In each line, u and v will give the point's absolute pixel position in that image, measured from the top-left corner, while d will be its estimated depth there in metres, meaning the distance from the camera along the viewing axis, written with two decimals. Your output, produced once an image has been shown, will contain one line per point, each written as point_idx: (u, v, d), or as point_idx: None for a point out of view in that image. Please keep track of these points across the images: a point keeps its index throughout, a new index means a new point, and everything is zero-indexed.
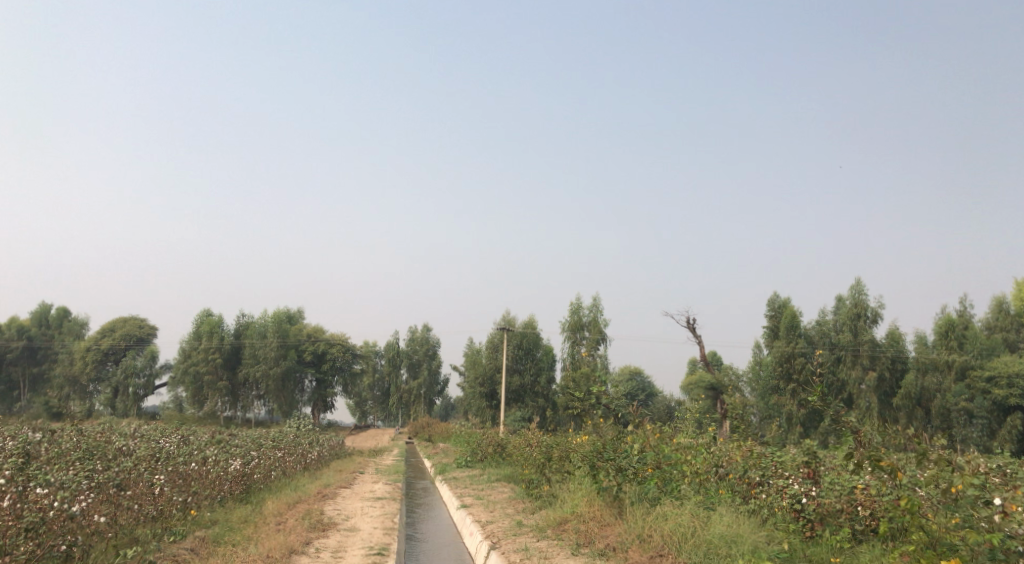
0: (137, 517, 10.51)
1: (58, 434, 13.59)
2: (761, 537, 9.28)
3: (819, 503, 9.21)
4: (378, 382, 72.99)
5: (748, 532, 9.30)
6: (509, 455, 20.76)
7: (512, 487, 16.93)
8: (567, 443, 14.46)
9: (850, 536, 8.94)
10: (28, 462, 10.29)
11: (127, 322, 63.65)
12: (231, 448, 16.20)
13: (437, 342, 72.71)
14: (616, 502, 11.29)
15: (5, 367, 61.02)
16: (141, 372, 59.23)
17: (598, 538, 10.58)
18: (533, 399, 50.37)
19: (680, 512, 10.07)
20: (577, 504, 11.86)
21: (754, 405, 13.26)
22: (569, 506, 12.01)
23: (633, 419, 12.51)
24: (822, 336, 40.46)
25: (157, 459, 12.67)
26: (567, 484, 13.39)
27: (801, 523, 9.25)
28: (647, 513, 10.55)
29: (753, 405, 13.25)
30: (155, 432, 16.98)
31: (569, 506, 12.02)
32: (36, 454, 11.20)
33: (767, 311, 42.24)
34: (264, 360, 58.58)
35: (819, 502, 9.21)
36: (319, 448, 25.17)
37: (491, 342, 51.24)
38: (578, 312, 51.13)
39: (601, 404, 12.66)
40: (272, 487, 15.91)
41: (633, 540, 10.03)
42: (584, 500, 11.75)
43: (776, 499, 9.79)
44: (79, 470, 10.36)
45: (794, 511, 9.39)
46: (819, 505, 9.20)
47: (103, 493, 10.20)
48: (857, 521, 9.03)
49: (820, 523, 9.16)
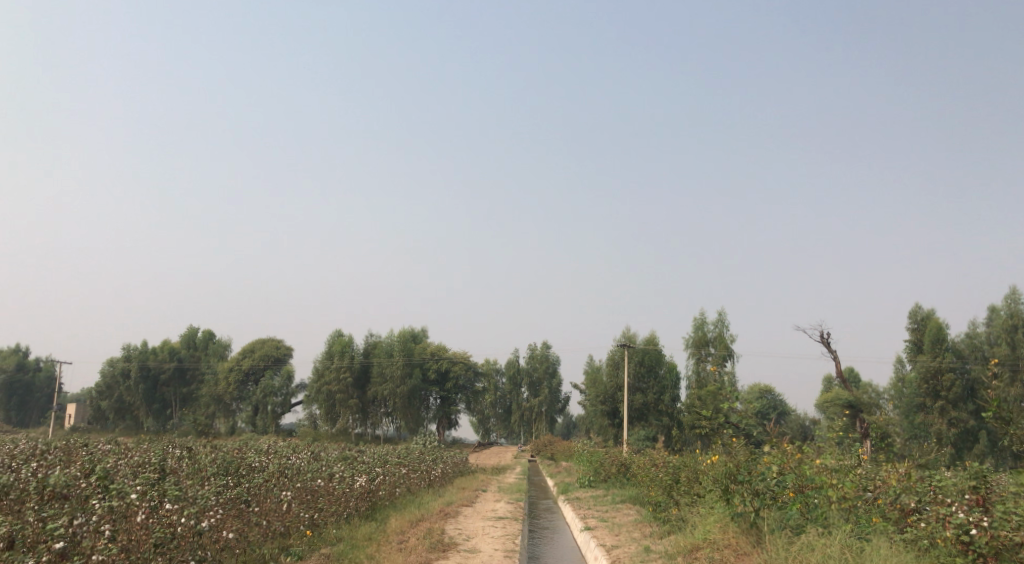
0: (266, 533, 10.82)
1: (197, 450, 14.31)
2: None
3: (994, 535, 8.36)
4: (500, 400, 73.55)
5: None
6: (633, 476, 20.28)
7: (638, 508, 16.48)
8: (697, 464, 13.89)
9: None
10: (165, 478, 10.82)
11: (265, 344, 66.73)
12: (358, 464, 16.61)
13: (558, 360, 72.66)
14: (754, 531, 10.88)
15: (160, 388, 65.39)
16: (279, 391, 62.06)
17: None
18: (658, 418, 49.35)
19: (829, 544, 9.58)
20: (710, 529, 11.49)
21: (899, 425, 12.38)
22: (702, 532, 11.59)
23: (770, 435, 11.71)
24: (972, 350, 37.67)
25: (286, 475, 13.09)
26: (697, 508, 12.83)
27: (970, 558, 8.50)
28: (791, 543, 10.07)
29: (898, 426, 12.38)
30: (287, 448, 17.64)
31: (701, 532, 11.62)
32: (175, 470, 11.79)
33: (909, 323, 39.78)
34: (391, 379, 60.17)
35: (993, 535, 8.36)
36: (443, 465, 25.50)
37: (612, 359, 50.64)
38: (703, 328, 49.81)
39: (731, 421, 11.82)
40: (397, 503, 16.16)
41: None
42: (717, 526, 11.39)
43: (938, 530, 8.98)
44: (211, 486, 10.77)
45: (962, 543, 8.61)
46: (993, 538, 8.35)
47: (234, 508, 10.57)
48: None
49: (995, 558, 8.33)
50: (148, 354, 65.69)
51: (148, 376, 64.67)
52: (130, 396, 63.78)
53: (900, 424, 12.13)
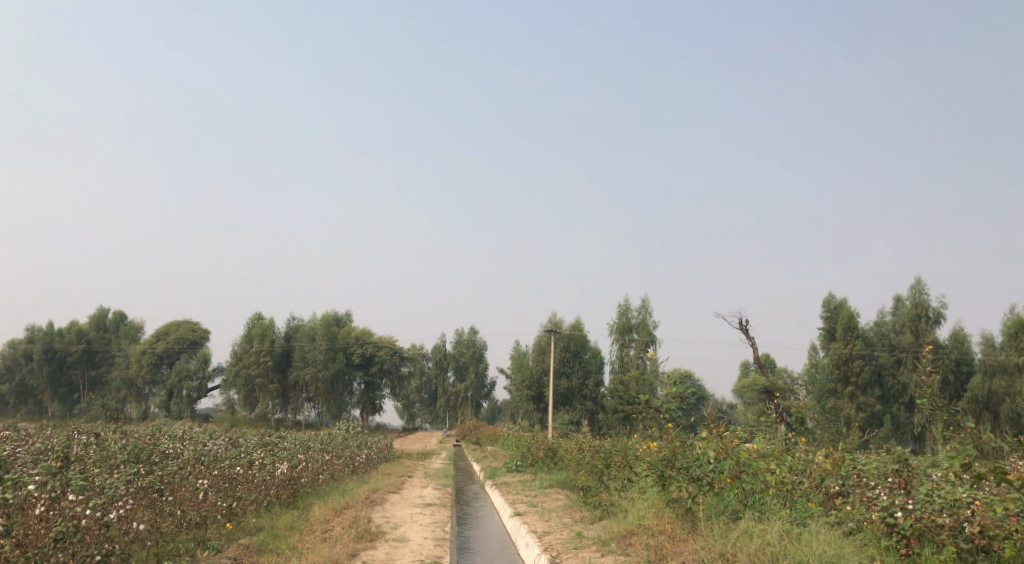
0: (180, 522, 10.38)
1: (106, 436, 13.63)
2: (856, 554, 8.74)
3: (918, 517, 8.63)
4: (425, 385, 73.12)
5: (850, 552, 8.71)
6: (561, 460, 20.34)
7: (566, 493, 16.58)
8: (628, 450, 14.01)
9: (954, 555, 8.25)
10: (70, 466, 10.27)
11: (180, 326, 64.63)
12: (279, 451, 16.18)
13: (484, 345, 72.67)
14: (688, 515, 10.75)
15: (66, 371, 62.70)
16: (195, 375, 60.26)
17: (672, 555, 10.00)
18: (582, 402, 49.91)
19: (768, 530, 9.50)
20: (643, 515, 11.39)
21: (818, 410, 12.68)
22: (636, 518, 11.50)
23: (703, 421, 11.88)
24: (880, 337, 39.31)
25: (202, 462, 12.61)
26: (630, 493, 12.93)
27: (895, 539, 8.75)
28: (727, 529, 9.97)
29: (817, 411, 12.68)
30: (203, 433, 17.06)
31: (635, 518, 11.53)
32: (81, 458, 11.22)
33: (823, 312, 41.18)
34: (313, 363, 59.10)
35: (917, 518, 8.62)
36: (367, 451, 25.11)
37: (538, 344, 50.88)
38: (627, 314, 50.49)
39: (670, 408, 11.99)
40: (319, 491, 15.78)
41: (714, 557, 9.40)
42: (651, 512, 11.26)
43: (865, 513, 9.32)
44: (121, 475, 10.24)
45: (887, 526, 8.86)
46: (917, 520, 8.62)
47: (146, 499, 10.11)
48: (962, 539, 8.30)
49: (917, 540, 8.62)
50: (54, 336, 62.92)
51: (54, 358, 61.94)
52: (33, 379, 60.94)
53: (819, 412, 12.53)
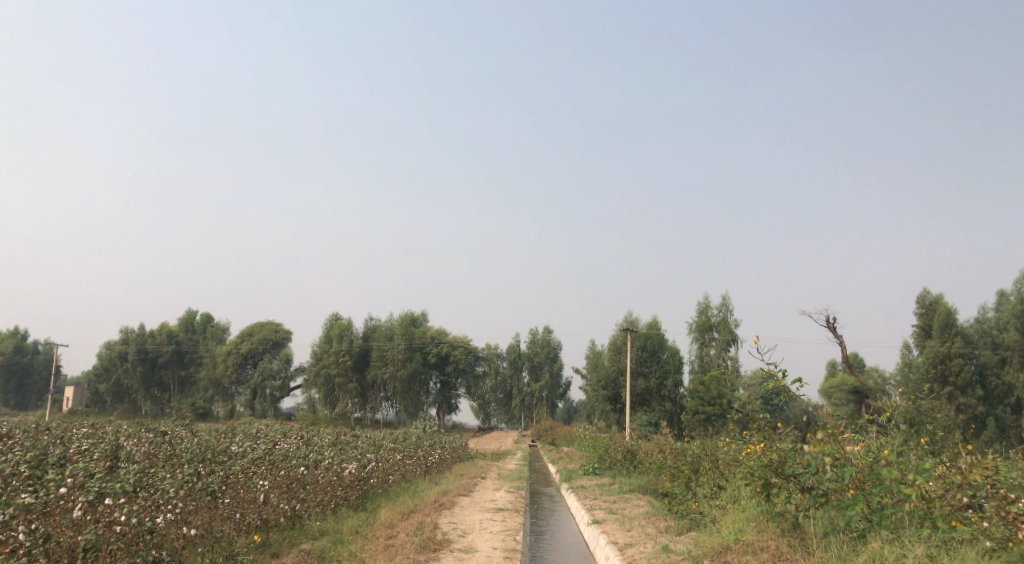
0: (240, 526, 10.30)
1: (176, 435, 13.73)
2: None
3: None
4: (501, 385, 73.00)
5: None
6: (641, 463, 19.64)
7: (648, 500, 15.93)
8: (720, 459, 13.26)
9: None
10: (129, 466, 10.36)
11: (263, 327, 66.25)
12: (349, 451, 16.06)
13: (559, 345, 72.21)
14: (796, 532, 10.14)
15: (157, 370, 64.98)
16: (277, 374, 61.67)
17: None
18: (660, 403, 48.86)
19: (907, 554, 8.75)
20: (742, 530, 10.73)
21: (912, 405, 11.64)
22: (733, 532, 10.84)
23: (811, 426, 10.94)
24: (981, 335, 37.22)
25: (267, 460, 12.52)
26: (722, 502, 12.25)
27: None
28: (852, 552, 9.22)
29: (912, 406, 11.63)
30: (277, 432, 17.07)
31: (732, 532, 10.84)
32: (148, 457, 11.34)
33: (917, 309, 39.29)
34: (391, 362, 59.68)
35: None
36: (441, 451, 24.98)
37: (614, 343, 50.11)
38: (706, 312, 49.21)
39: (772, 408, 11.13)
40: (390, 492, 15.63)
41: None
42: (753, 525, 10.60)
43: (1006, 530, 8.58)
44: (178, 477, 10.25)
45: None
46: None
47: (202, 501, 10.07)
48: None
49: None
50: (146, 337, 65.31)
51: (146, 359, 64.24)
52: (128, 378, 63.33)
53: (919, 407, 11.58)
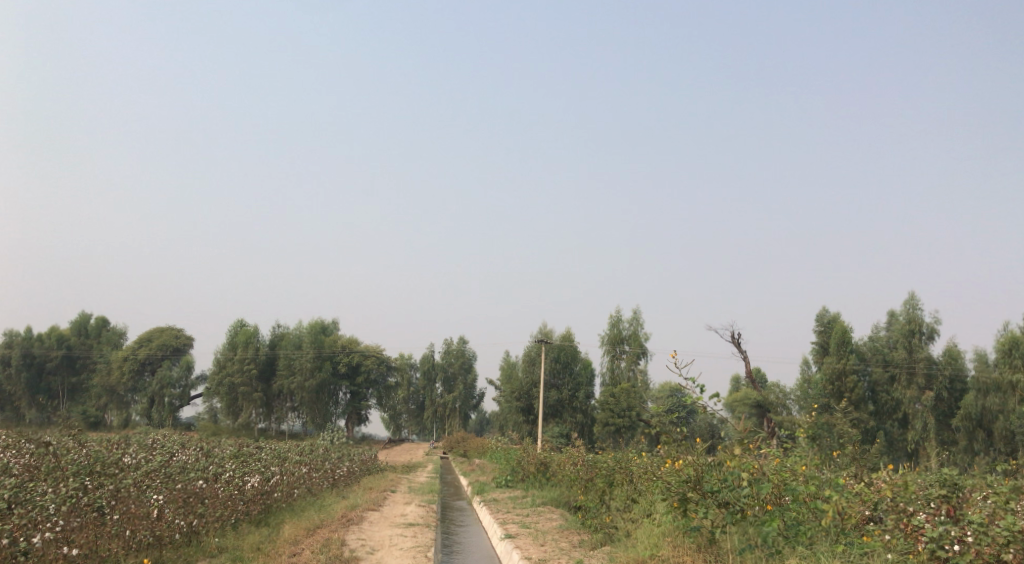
0: (128, 544, 9.75)
1: (61, 446, 12.93)
2: None
3: (976, 553, 8.25)
4: (412, 395, 72.21)
5: None
6: (554, 475, 19.63)
7: (562, 513, 15.91)
8: (634, 472, 13.36)
9: None
10: (6, 480, 9.67)
11: (163, 332, 63.71)
12: (252, 462, 15.47)
13: (472, 356, 72.06)
14: (712, 547, 10.13)
15: (46, 377, 61.59)
16: (177, 382, 59.36)
17: None
18: (571, 415, 49.24)
19: None
20: (657, 545, 10.77)
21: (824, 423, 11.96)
22: (648, 546, 10.88)
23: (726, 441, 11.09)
24: (874, 352, 39.02)
25: (162, 473, 11.93)
26: (635, 515, 12.40)
27: None
28: None
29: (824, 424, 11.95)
30: (175, 442, 16.32)
31: (648, 547, 10.87)
32: (28, 470, 10.61)
33: (816, 326, 40.88)
34: (299, 372, 58.25)
35: (977, 551, 8.24)
36: (350, 463, 24.44)
37: (527, 355, 50.31)
38: (618, 325, 49.96)
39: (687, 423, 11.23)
40: (294, 506, 15.11)
41: None
42: (669, 539, 10.66)
43: (907, 543, 8.87)
44: (60, 491, 9.65)
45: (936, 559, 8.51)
46: (977, 554, 8.24)
47: (86, 520, 9.51)
48: None
49: None
50: (34, 341, 61.86)
51: (33, 364, 60.80)
52: (12, 385, 59.72)
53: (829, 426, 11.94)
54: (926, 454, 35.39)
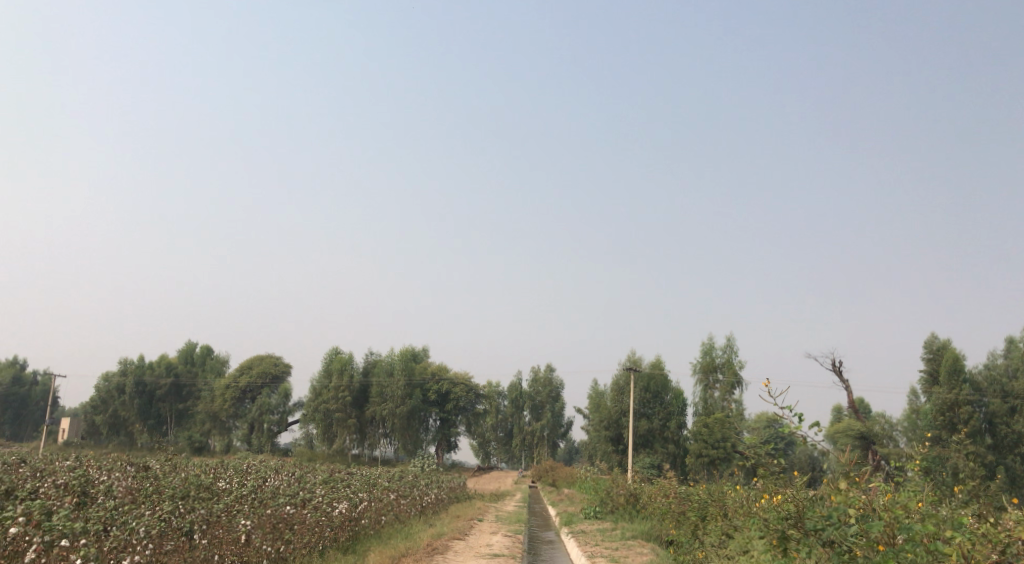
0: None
1: (160, 470, 13.43)
2: None
3: None
4: (501, 423, 72.21)
5: None
6: (645, 507, 19.12)
7: (653, 547, 15.42)
8: (729, 506, 12.87)
9: None
10: (106, 504, 10.13)
11: (263, 360, 65.87)
12: (342, 489, 15.66)
13: (561, 384, 71.70)
14: None
15: (155, 403, 64.47)
16: (275, 409, 61.14)
17: None
18: (663, 445, 48.14)
19: None
20: None
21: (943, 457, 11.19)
22: None
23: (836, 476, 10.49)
24: (990, 382, 36.85)
25: (253, 498, 12.18)
26: (730, 552, 11.85)
27: None
28: None
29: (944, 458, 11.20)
30: (270, 467, 16.78)
31: None
32: (129, 491, 11.06)
33: (924, 354, 38.88)
34: (391, 399, 59.14)
35: None
36: (438, 490, 24.54)
37: (616, 384, 49.64)
38: (711, 353, 48.79)
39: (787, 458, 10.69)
40: (382, 533, 15.20)
41: None
42: None
43: None
44: (155, 516, 10.03)
45: None
46: None
47: (177, 543, 9.78)
48: None
49: None
50: (144, 369, 64.96)
51: (144, 391, 63.78)
52: (125, 411, 62.75)
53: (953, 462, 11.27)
54: None
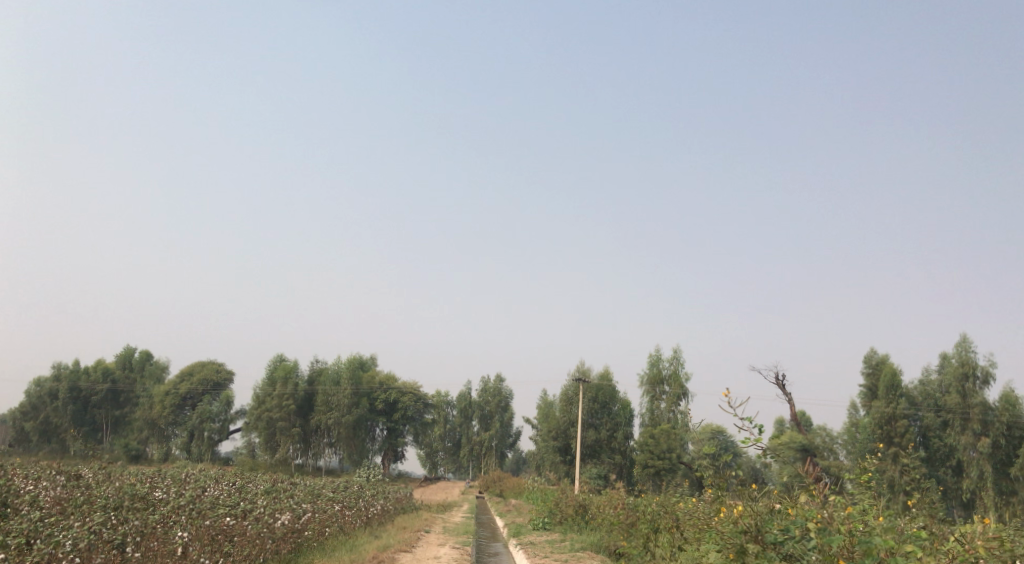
0: None
1: (93, 479, 12.92)
2: None
3: None
4: (449, 433, 71.76)
5: None
6: (593, 518, 19.08)
7: (603, 559, 15.35)
8: (681, 519, 12.90)
9: None
10: (31, 516, 9.69)
11: (205, 366, 64.41)
12: (285, 499, 15.28)
13: (509, 394, 71.62)
14: None
15: (90, 410, 62.52)
16: (216, 417, 59.79)
17: None
18: (610, 456, 48.36)
19: None
20: None
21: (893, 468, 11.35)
22: None
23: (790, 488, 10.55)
24: (925, 396, 37.94)
25: (191, 510, 11.77)
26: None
27: None
28: None
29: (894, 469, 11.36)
30: (209, 477, 16.31)
31: None
32: (57, 503, 10.60)
33: (864, 368, 39.79)
34: (336, 408, 58.28)
35: None
36: (384, 501, 24.16)
37: (564, 394, 49.71)
38: (658, 365, 49.26)
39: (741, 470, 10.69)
40: (325, 545, 14.87)
41: None
42: None
43: None
44: (83, 528, 9.60)
45: None
46: None
47: (104, 556, 9.38)
48: None
49: None
50: (80, 374, 62.99)
51: (79, 397, 61.84)
52: (58, 417, 60.71)
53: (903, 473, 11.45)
54: (982, 504, 33.85)
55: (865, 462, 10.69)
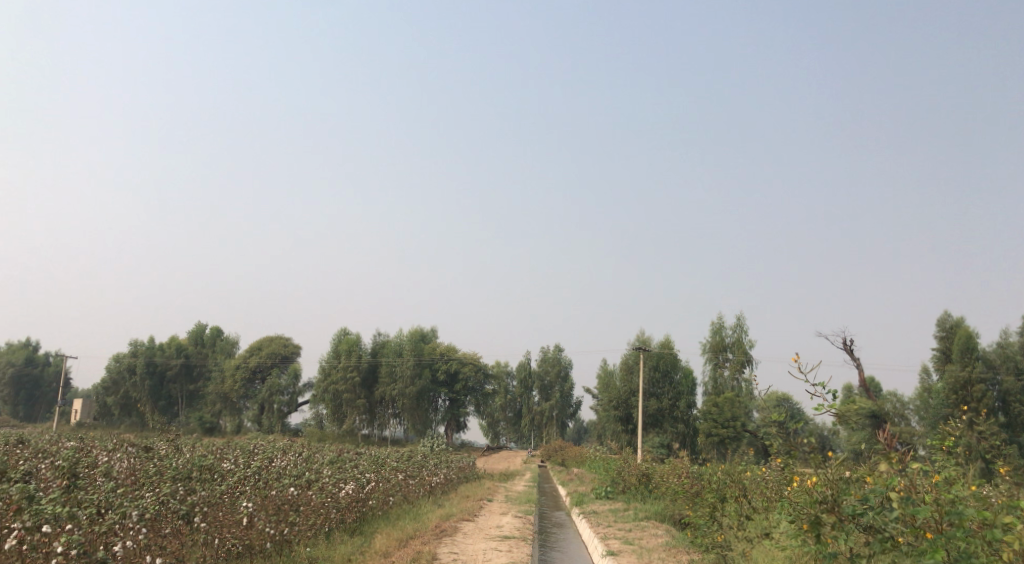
0: (217, 552, 9.89)
1: (164, 451, 13.35)
2: None
3: None
4: (510, 403, 72.26)
5: None
6: (656, 488, 18.95)
7: (668, 529, 15.21)
8: (749, 489, 12.65)
9: None
10: (103, 486, 10.06)
11: (272, 341, 65.92)
12: (350, 470, 15.54)
13: (569, 363, 71.69)
14: None
15: (166, 384, 64.73)
16: (285, 390, 61.28)
17: None
18: (672, 425, 48.13)
19: None
20: None
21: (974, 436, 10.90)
22: None
23: (862, 456, 10.20)
24: (1004, 359, 36.44)
25: (256, 480, 12.05)
26: (750, 534, 11.69)
27: None
28: None
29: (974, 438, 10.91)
30: (276, 447, 16.66)
31: None
32: (130, 473, 10.99)
33: (937, 331, 38.52)
34: (400, 380, 59.09)
35: None
36: (447, 471, 24.43)
37: (625, 363, 49.46)
38: (721, 332, 48.56)
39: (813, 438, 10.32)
40: (389, 514, 15.12)
41: None
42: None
43: None
44: (151, 499, 9.93)
45: None
46: None
47: (172, 526, 9.69)
48: None
49: None
50: (154, 350, 65.17)
51: (155, 372, 64.05)
52: (136, 392, 63.01)
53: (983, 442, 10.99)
54: None
55: (944, 431, 10.26)
